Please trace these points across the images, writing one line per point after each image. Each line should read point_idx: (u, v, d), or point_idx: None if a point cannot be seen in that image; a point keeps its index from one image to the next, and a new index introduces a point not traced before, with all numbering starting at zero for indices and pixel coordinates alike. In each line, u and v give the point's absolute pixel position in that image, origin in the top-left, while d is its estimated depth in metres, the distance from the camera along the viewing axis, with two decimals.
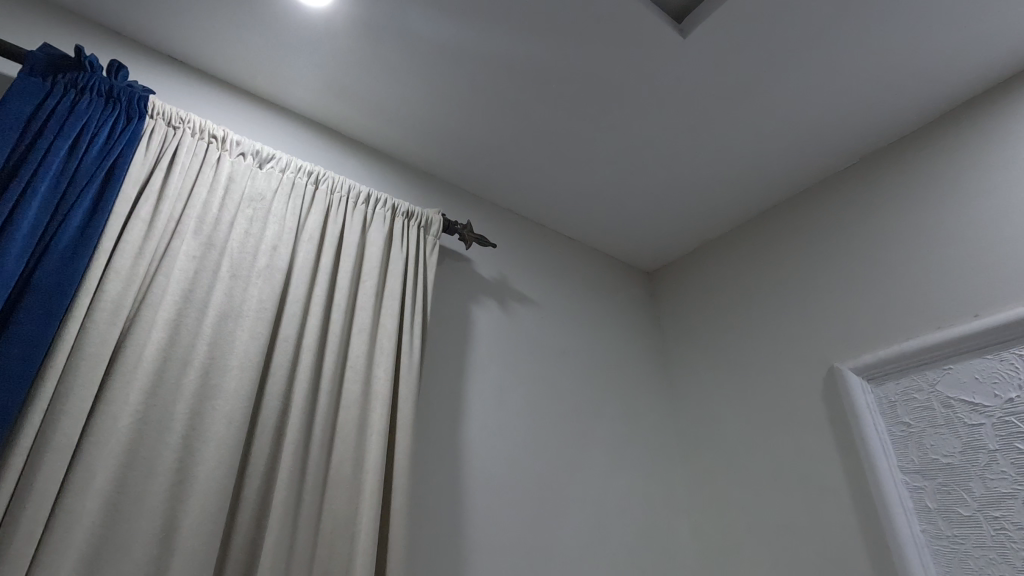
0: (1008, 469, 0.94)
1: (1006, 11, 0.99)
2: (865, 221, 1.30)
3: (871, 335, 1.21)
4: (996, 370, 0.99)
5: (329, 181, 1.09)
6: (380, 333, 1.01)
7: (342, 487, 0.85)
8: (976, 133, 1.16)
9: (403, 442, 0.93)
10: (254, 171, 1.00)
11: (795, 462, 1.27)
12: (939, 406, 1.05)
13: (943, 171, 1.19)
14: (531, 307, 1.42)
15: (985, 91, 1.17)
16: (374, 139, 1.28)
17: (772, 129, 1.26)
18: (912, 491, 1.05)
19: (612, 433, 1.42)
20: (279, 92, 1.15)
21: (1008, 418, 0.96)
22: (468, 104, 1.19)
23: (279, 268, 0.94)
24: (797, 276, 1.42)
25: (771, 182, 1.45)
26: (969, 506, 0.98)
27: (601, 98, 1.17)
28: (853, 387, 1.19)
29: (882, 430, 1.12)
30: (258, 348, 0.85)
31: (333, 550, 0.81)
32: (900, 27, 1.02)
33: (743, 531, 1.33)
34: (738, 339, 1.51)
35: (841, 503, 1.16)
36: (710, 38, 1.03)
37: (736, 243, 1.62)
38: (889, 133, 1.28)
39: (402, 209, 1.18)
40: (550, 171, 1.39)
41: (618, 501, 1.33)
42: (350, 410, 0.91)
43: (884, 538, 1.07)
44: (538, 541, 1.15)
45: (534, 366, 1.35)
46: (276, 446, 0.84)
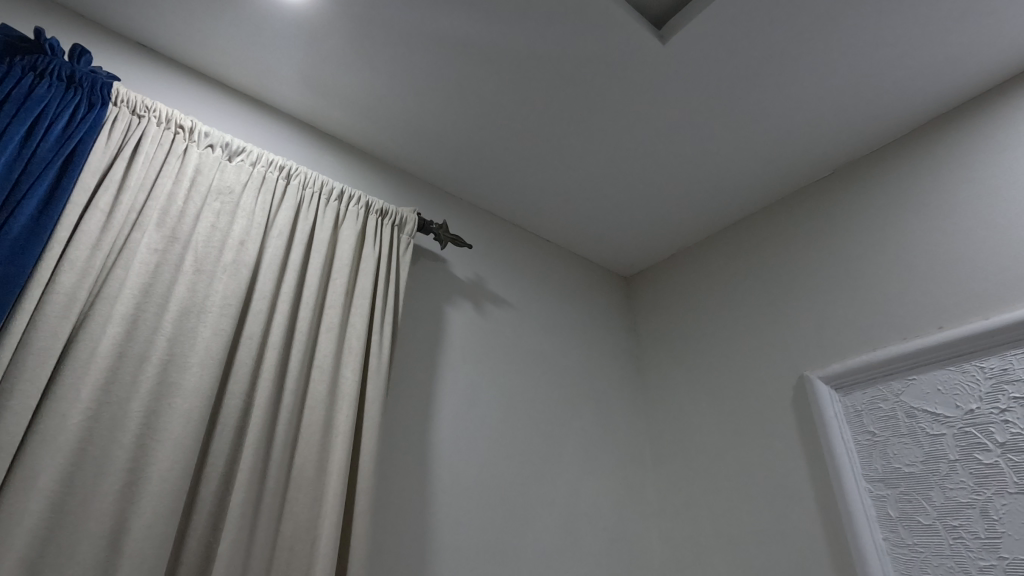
0: (966, 479, 0.96)
1: (973, 31, 1.01)
2: (837, 232, 1.32)
3: (840, 344, 1.23)
4: (958, 382, 1.01)
5: (301, 176, 1.07)
6: (349, 332, 0.99)
7: (303, 489, 0.83)
8: (945, 150, 1.19)
9: (369, 443, 0.92)
10: (223, 164, 0.98)
11: (763, 469, 1.28)
12: (903, 416, 1.07)
13: (911, 186, 1.22)
14: (506, 309, 1.42)
15: (956, 107, 1.20)
16: (350, 134, 1.26)
17: (748, 139, 1.28)
18: (875, 499, 1.07)
19: (585, 437, 1.42)
20: (252, 85, 1.13)
21: (969, 429, 0.98)
22: (447, 104, 1.18)
23: (246, 264, 0.91)
24: (769, 284, 1.44)
25: (747, 191, 1.46)
26: (929, 515, 0.99)
27: (579, 102, 1.17)
28: (821, 396, 1.20)
29: (847, 438, 1.14)
30: (220, 345, 0.83)
31: (292, 552, 0.79)
32: (874, 41, 1.03)
33: (710, 537, 1.34)
34: (711, 346, 1.52)
35: (807, 510, 1.17)
36: (688, 47, 1.04)
37: (711, 250, 1.64)
38: (863, 145, 1.30)
39: (375, 207, 1.16)
40: (529, 173, 1.38)
41: (588, 505, 1.33)
42: (315, 409, 0.89)
43: (848, 546, 1.08)
44: (506, 542, 1.15)
45: (508, 369, 1.34)
46: (236, 446, 0.81)
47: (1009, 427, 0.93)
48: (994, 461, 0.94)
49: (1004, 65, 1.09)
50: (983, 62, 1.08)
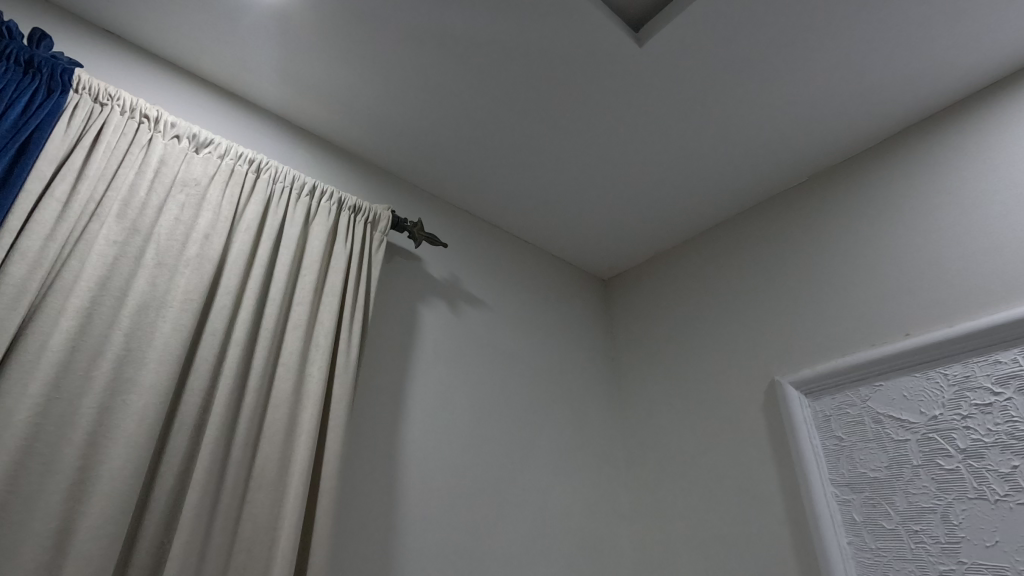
0: (929, 484, 0.97)
1: (942, 42, 1.03)
2: (810, 238, 1.34)
3: (811, 349, 1.24)
4: (923, 388, 1.03)
5: (272, 170, 1.05)
6: (317, 330, 0.98)
7: (264, 488, 0.82)
8: (915, 159, 1.21)
9: (335, 442, 0.90)
10: (190, 155, 0.95)
11: (733, 472, 1.29)
12: (870, 422, 1.08)
13: (883, 194, 1.24)
14: (481, 308, 1.41)
15: (926, 117, 1.22)
16: (325, 129, 1.24)
17: (724, 143, 1.29)
18: (841, 504, 1.08)
19: (558, 438, 1.42)
20: (224, 75, 1.11)
21: (932, 435, 0.99)
22: (424, 100, 1.17)
23: (210, 258, 0.89)
24: (743, 288, 1.45)
25: (723, 196, 1.47)
26: (892, 520, 1.00)
27: (557, 102, 1.17)
28: (791, 401, 1.21)
29: (816, 443, 1.15)
30: (180, 340, 0.81)
31: (250, 554, 0.77)
32: (848, 49, 1.05)
33: (680, 539, 1.34)
34: (685, 349, 1.53)
35: (775, 514, 1.18)
36: (665, 49, 1.04)
37: (688, 253, 1.65)
38: (837, 153, 1.32)
39: (348, 203, 1.15)
40: (507, 172, 1.38)
41: (559, 507, 1.33)
42: (279, 407, 0.87)
43: (813, 549, 1.09)
44: (475, 543, 1.14)
45: (482, 368, 1.33)
46: (194, 445, 0.79)
47: (971, 433, 0.95)
48: (956, 466, 0.95)
49: (971, 78, 1.12)
50: (952, 73, 1.10)
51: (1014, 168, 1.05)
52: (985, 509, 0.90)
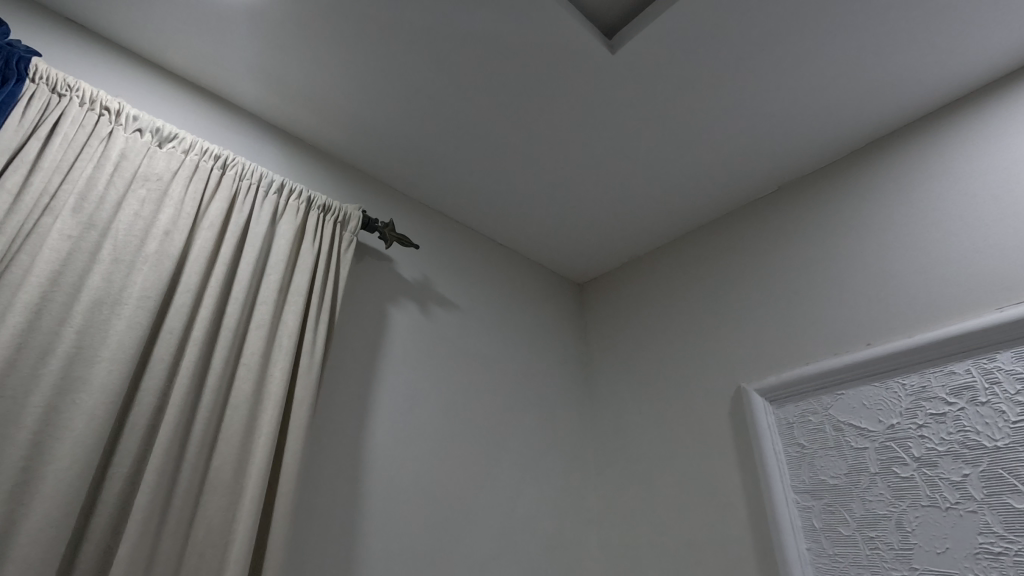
0: (885, 491, 1.00)
1: (905, 59, 1.06)
2: (779, 248, 1.36)
3: (776, 356, 1.26)
4: (882, 397, 1.05)
5: (238, 167, 1.03)
6: (280, 330, 0.96)
7: (219, 491, 0.80)
8: (878, 173, 1.24)
9: (295, 444, 0.89)
10: (153, 150, 0.94)
11: (698, 476, 1.30)
12: (831, 429, 1.10)
13: (848, 206, 1.26)
14: (453, 310, 1.40)
15: (890, 132, 1.25)
16: (295, 126, 1.23)
17: (696, 152, 1.30)
18: (801, 510, 1.09)
19: (527, 442, 1.42)
20: (192, 69, 1.09)
21: (889, 443, 1.01)
22: (397, 101, 1.16)
23: (170, 255, 0.87)
24: (712, 295, 1.47)
25: (696, 203, 1.49)
26: (850, 526, 1.02)
27: (531, 107, 1.17)
28: (756, 407, 1.22)
29: (778, 450, 1.16)
30: (135, 339, 0.79)
31: (202, 558, 0.76)
32: (815, 62, 1.07)
33: (646, 543, 1.35)
34: (655, 355, 1.54)
35: (738, 518, 1.19)
36: (637, 57, 1.05)
37: (660, 260, 1.66)
38: (805, 164, 1.35)
39: (318, 202, 1.13)
40: (481, 175, 1.38)
41: (526, 511, 1.33)
42: (238, 408, 0.86)
43: (773, 554, 1.10)
44: (439, 548, 1.13)
45: (452, 371, 1.32)
46: (147, 446, 0.78)
47: (925, 442, 0.97)
48: (910, 474, 0.97)
49: (932, 95, 1.15)
50: (915, 90, 1.14)
51: (971, 184, 1.09)
52: (937, 516, 0.93)
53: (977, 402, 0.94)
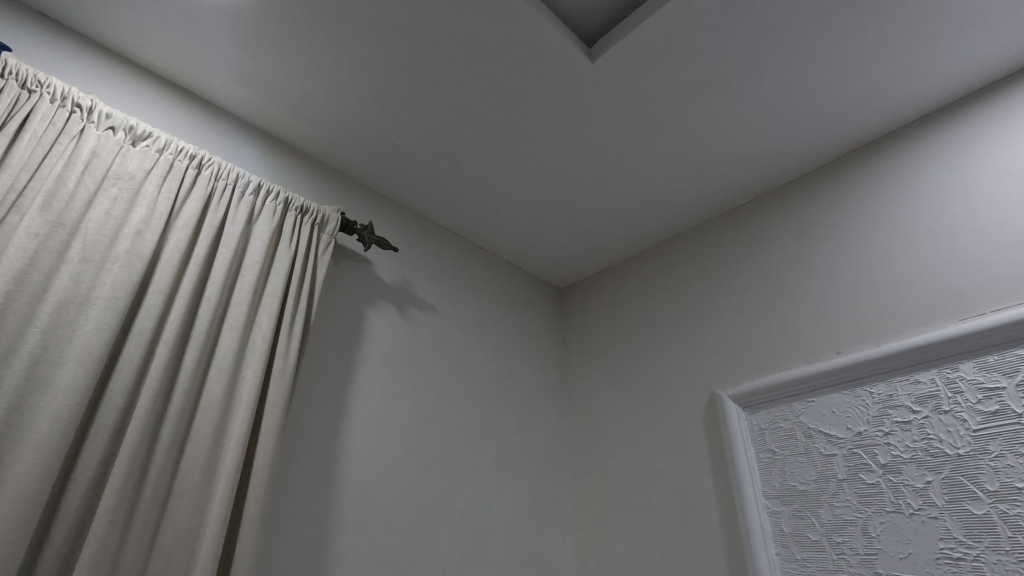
0: (852, 498, 1.02)
1: (876, 74, 1.09)
2: (754, 256, 1.38)
3: (750, 363, 1.28)
4: (850, 405, 1.07)
5: (214, 166, 1.02)
6: (254, 331, 0.96)
7: (187, 494, 0.80)
8: (851, 185, 1.27)
9: (266, 447, 0.89)
10: (125, 148, 0.92)
11: (672, 481, 1.32)
12: (801, 436, 1.12)
13: (822, 216, 1.29)
14: (432, 313, 1.40)
15: (863, 145, 1.28)
16: (275, 126, 1.22)
17: (675, 160, 1.32)
18: (771, 515, 1.11)
19: (504, 445, 1.42)
20: (170, 67, 1.08)
21: (856, 450, 1.04)
22: (378, 104, 1.16)
23: (141, 256, 0.86)
24: (689, 302, 1.48)
25: (674, 211, 1.51)
26: (817, 531, 1.04)
27: (511, 112, 1.18)
28: (729, 413, 1.24)
29: (750, 456, 1.18)
30: (103, 340, 0.78)
31: (168, 563, 0.75)
32: (791, 74, 1.09)
33: (620, 547, 1.36)
34: (632, 360, 1.55)
35: (710, 523, 1.21)
36: (617, 66, 1.06)
37: (639, 266, 1.68)
38: (780, 175, 1.37)
39: (295, 203, 1.13)
40: (462, 178, 1.38)
41: (502, 515, 1.33)
42: (208, 411, 0.85)
43: (744, 559, 1.12)
44: (413, 552, 1.13)
45: (429, 374, 1.32)
46: (113, 449, 0.76)
47: (891, 449, 0.99)
48: (876, 480, 1.00)
49: (902, 110, 1.18)
50: (886, 104, 1.16)
51: (940, 198, 1.12)
52: (900, 522, 0.95)
53: (941, 410, 0.96)
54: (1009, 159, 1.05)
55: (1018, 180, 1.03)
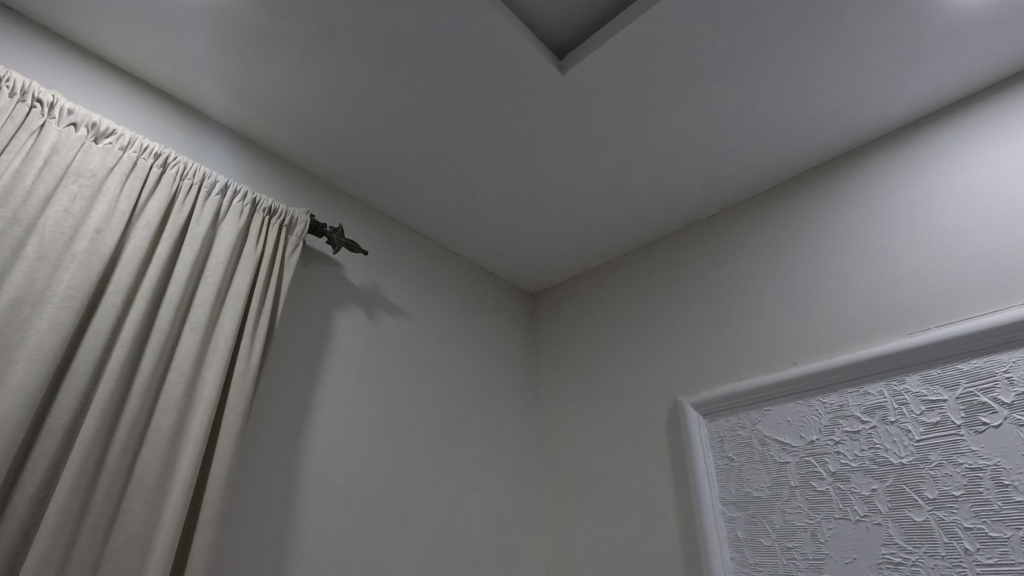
0: (803, 504, 1.05)
1: (835, 95, 1.13)
2: (719, 268, 1.42)
3: (712, 371, 1.31)
4: (804, 414, 1.11)
5: (179, 166, 1.01)
6: (217, 333, 0.95)
7: (141, 496, 0.79)
8: (811, 201, 1.31)
9: (225, 449, 0.88)
10: (88, 145, 0.91)
11: (634, 486, 1.34)
12: (757, 443, 1.15)
13: (783, 230, 1.33)
14: (401, 317, 1.41)
15: (822, 163, 1.32)
16: (244, 125, 1.21)
17: (643, 171, 1.35)
18: (727, 521, 1.14)
19: (471, 449, 1.43)
20: (136, 62, 1.06)
21: (808, 458, 1.07)
22: (349, 107, 1.16)
23: (101, 254, 0.85)
24: (655, 311, 1.51)
25: (643, 221, 1.54)
26: (770, 537, 1.07)
27: (483, 120, 1.20)
28: (690, 421, 1.27)
29: (709, 462, 1.21)
30: (58, 340, 0.76)
31: (120, 565, 0.75)
32: (754, 91, 1.12)
33: (583, 551, 1.38)
34: (599, 367, 1.58)
35: (670, 526, 1.24)
36: (586, 78, 1.09)
37: (608, 273, 1.70)
38: (744, 189, 1.41)
39: (263, 204, 1.12)
40: (434, 183, 1.39)
41: (466, 519, 1.34)
42: (166, 412, 0.85)
43: (700, 563, 1.15)
44: (375, 555, 1.13)
45: (396, 378, 1.33)
46: (65, 450, 0.75)
47: (840, 458, 1.03)
48: (826, 488, 1.03)
49: (859, 131, 1.23)
50: (844, 125, 1.21)
51: (893, 217, 1.16)
52: (847, 528, 0.99)
53: (887, 421, 1.00)
54: (957, 182, 1.10)
55: (965, 202, 1.08)
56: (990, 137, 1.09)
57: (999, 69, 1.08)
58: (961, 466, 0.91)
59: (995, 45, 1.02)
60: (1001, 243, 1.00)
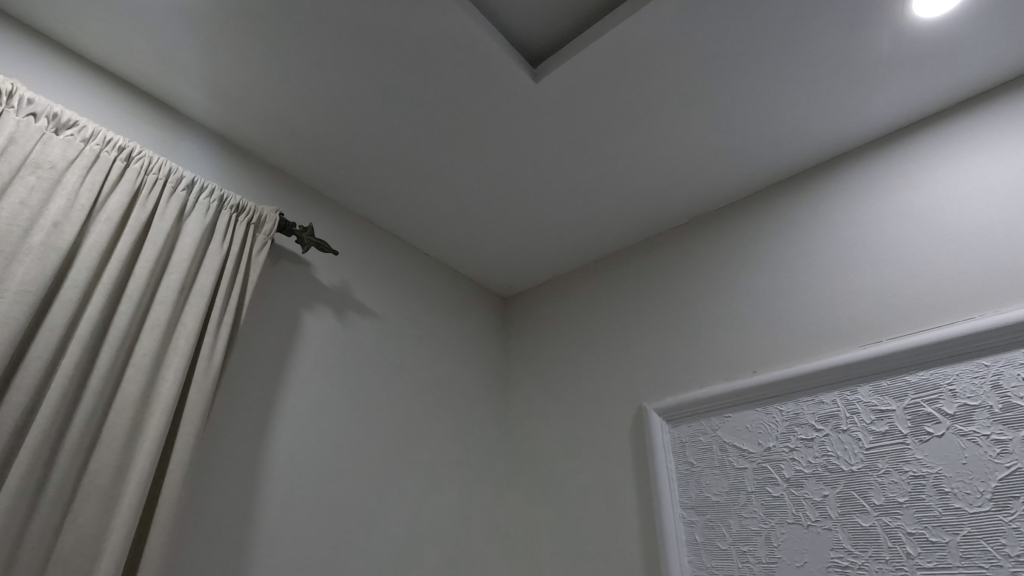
0: (759, 509, 1.08)
1: (798, 113, 1.17)
2: (686, 276, 1.45)
3: (677, 378, 1.34)
4: (762, 422, 1.14)
5: (143, 160, 1.00)
6: (178, 331, 0.94)
7: (93, 496, 0.77)
8: (776, 214, 1.34)
9: (184, 449, 0.87)
10: (48, 136, 0.89)
11: (598, 489, 1.36)
12: (717, 449, 1.18)
13: (749, 242, 1.36)
14: (370, 318, 1.40)
15: (788, 178, 1.36)
16: (215, 121, 1.19)
17: (614, 180, 1.37)
18: (686, 525, 1.16)
19: (438, 451, 1.43)
20: (102, 53, 1.04)
21: (765, 464, 1.10)
22: (321, 106, 1.16)
23: (58, 248, 0.83)
24: (624, 317, 1.54)
25: (615, 229, 1.56)
26: (726, 541, 1.10)
27: (456, 123, 1.20)
28: (654, 426, 1.29)
29: (670, 467, 1.23)
30: (9, 335, 0.74)
31: (69, 566, 0.73)
32: (722, 106, 1.16)
33: (547, 553, 1.39)
34: (568, 371, 1.59)
35: (631, 529, 1.26)
36: (559, 87, 1.10)
37: (580, 279, 1.72)
38: (712, 201, 1.44)
39: (230, 201, 1.11)
40: (407, 185, 1.39)
41: (432, 520, 1.34)
42: (123, 411, 0.83)
43: (660, 566, 1.17)
44: (337, 557, 1.13)
45: (364, 379, 1.32)
46: (14, 449, 0.73)
47: (795, 464, 1.07)
48: (780, 493, 1.06)
49: (822, 148, 1.27)
50: (808, 142, 1.25)
51: (853, 232, 1.20)
52: (799, 532, 1.02)
53: (840, 429, 1.04)
54: (914, 200, 1.14)
55: (920, 219, 1.12)
56: (944, 158, 1.14)
57: (953, 94, 1.13)
58: (907, 473, 0.95)
59: (947, 70, 1.07)
60: (952, 261, 1.05)
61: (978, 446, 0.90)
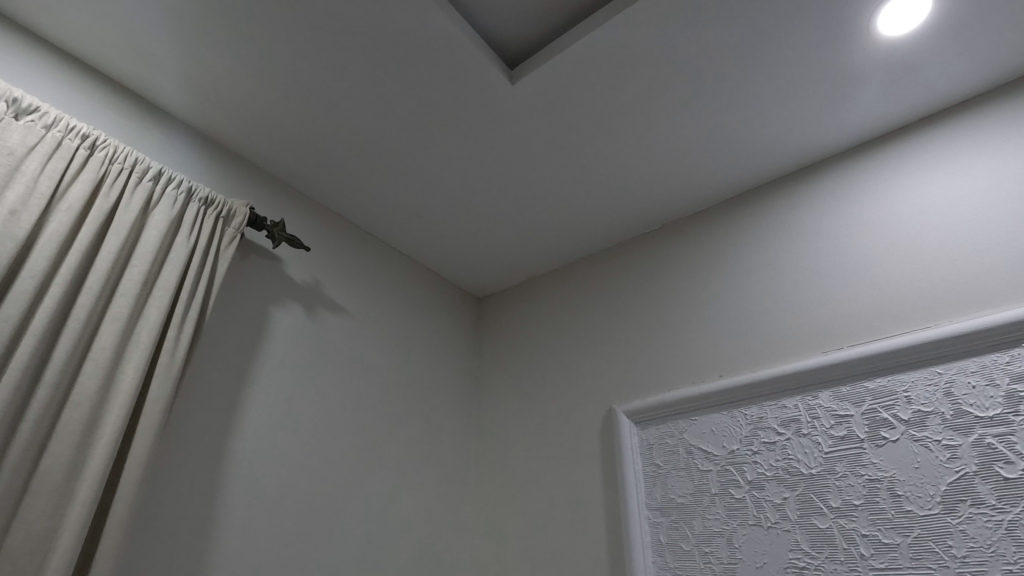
0: (722, 510, 1.10)
1: (769, 124, 1.20)
2: (658, 281, 1.47)
3: (646, 381, 1.36)
4: (727, 425, 1.16)
5: (108, 149, 0.97)
6: (140, 324, 0.92)
7: (45, 492, 0.75)
8: (746, 221, 1.37)
9: (143, 445, 0.85)
10: (7, 121, 0.86)
11: (566, 490, 1.37)
12: (683, 452, 1.20)
13: (719, 248, 1.39)
14: (342, 316, 1.39)
15: (758, 187, 1.39)
16: (185, 112, 1.17)
17: (589, 184, 1.38)
18: (651, 526, 1.18)
19: (407, 451, 1.42)
20: (69, 39, 1.01)
21: (728, 466, 1.12)
22: (295, 100, 1.14)
23: (14, 237, 0.81)
24: (596, 320, 1.55)
25: (589, 233, 1.57)
26: (690, 541, 1.12)
27: (432, 123, 1.20)
28: (622, 429, 1.31)
29: (637, 469, 1.25)
30: None
31: (18, 565, 0.71)
32: (695, 115, 1.18)
33: (514, 553, 1.40)
34: (540, 373, 1.60)
35: (597, 530, 1.27)
36: (535, 89, 1.11)
37: (554, 281, 1.73)
38: (685, 207, 1.47)
39: (199, 194, 1.09)
40: (382, 183, 1.38)
41: (399, 520, 1.34)
42: (79, 406, 0.81)
43: (624, 566, 1.19)
44: (301, 556, 1.11)
45: (334, 377, 1.31)
46: None
47: (757, 467, 1.09)
48: (742, 495, 1.09)
49: (791, 159, 1.30)
50: (777, 152, 1.28)
51: (819, 241, 1.23)
52: (759, 534, 1.04)
53: (801, 433, 1.06)
54: (877, 212, 1.18)
55: (884, 231, 1.15)
56: (906, 172, 1.17)
57: (916, 110, 1.16)
58: (862, 477, 0.98)
59: (911, 87, 1.11)
60: (911, 272, 1.08)
61: (930, 451, 0.93)
